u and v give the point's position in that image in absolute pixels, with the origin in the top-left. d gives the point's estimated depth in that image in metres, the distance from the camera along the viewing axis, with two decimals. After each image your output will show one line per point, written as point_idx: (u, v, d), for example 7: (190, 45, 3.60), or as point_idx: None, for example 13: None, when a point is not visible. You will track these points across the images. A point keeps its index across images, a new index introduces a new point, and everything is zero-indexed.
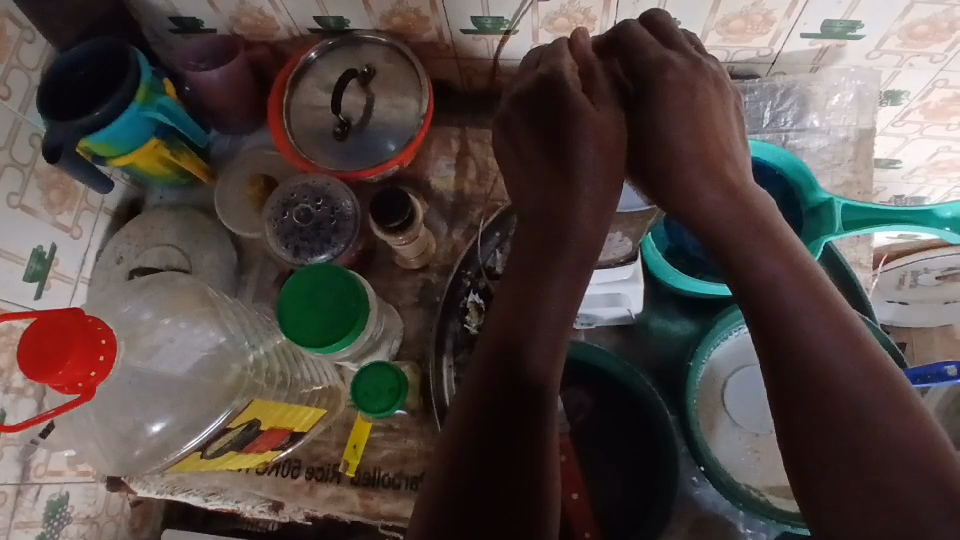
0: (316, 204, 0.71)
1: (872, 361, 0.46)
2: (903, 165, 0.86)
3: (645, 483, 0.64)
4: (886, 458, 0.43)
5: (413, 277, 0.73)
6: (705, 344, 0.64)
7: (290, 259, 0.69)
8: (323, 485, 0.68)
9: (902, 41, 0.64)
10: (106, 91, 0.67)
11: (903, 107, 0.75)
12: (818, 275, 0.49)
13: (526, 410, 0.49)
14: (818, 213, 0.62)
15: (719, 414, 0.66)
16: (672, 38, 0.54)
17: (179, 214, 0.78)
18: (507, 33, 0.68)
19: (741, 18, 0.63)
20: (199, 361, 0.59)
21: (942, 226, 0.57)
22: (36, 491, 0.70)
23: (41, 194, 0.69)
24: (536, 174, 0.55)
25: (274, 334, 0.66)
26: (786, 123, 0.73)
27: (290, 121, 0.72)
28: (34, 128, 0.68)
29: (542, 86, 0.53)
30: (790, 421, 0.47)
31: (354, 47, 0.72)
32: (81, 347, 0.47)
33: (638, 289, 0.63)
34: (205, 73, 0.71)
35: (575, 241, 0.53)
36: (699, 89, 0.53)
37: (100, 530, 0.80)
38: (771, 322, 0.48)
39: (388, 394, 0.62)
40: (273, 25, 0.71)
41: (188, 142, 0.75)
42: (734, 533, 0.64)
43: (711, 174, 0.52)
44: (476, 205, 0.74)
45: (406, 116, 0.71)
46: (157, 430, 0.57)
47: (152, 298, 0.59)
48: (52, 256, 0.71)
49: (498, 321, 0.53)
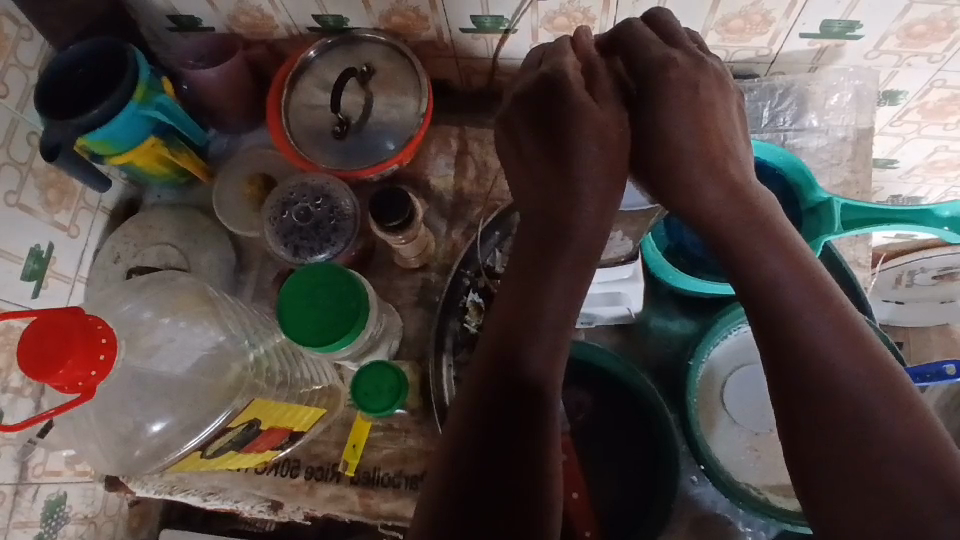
0: (316, 203, 0.70)
1: (873, 360, 0.46)
2: (901, 165, 0.87)
3: (644, 481, 0.64)
4: (888, 456, 0.44)
5: (413, 276, 0.73)
6: (704, 343, 0.64)
7: (289, 259, 0.69)
8: (322, 485, 0.68)
9: (900, 41, 0.65)
10: (105, 89, 0.67)
11: (901, 106, 0.75)
12: (820, 273, 0.50)
13: (528, 408, 0.49)
14: (818, 212, 0.62)
15: (719, 413, 0.66)
16: (675, 36, 0.54)
17: (177, 214, 0.78)
18: (507, 32, 0.68)
19: (740, 18, 0.64)
20: (199, 361, 0.58)
21: (941, 226, 0.57)
22: (34, 491, 0.70)
23: (39, 194, 0.68)
24: (536, 173, 0.55)
25: (273, 334, 0.66)
26: (785, 122, 0.74)
27: (289, 120, 0.72)
28: (32, 127, 0.67)
29: (543, 85, 0.53)
30: (791, 419, 0.47)
31: (353, 46, 0.71)
32: (80, 347, 0.46)
33: (638, 289, 0.63)
34: (203, 72, 0.71)
35: (576, 240, 0.53)
36: (703, 87, 0.52)
37: (98, 530, 0.80)
38: (773, 320, 0.49)
39: (388, 393, 0.61)
40: (271, 24, 0.71)
41: (187, 141, 0.75)
42: (733, 532, 0.64)
43: (713, 173, 0.52)
44: (476, 204, 0.74)
45: (405, 115, 0.71)
46: (157, 431, 0.57)
47: (151, 298, 0.59)
48: (49, 256, 0.71)
49: (499, 319, 0.53)
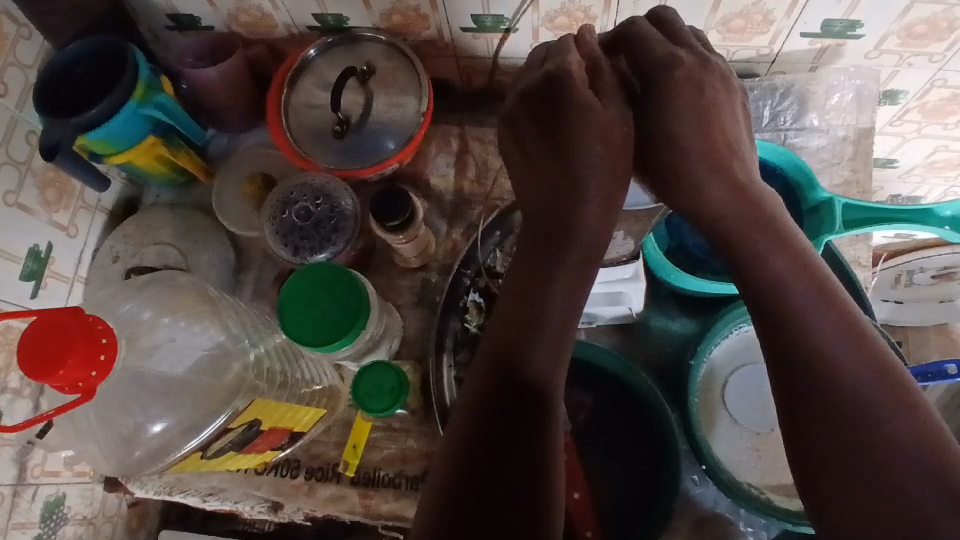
0: (316, 203, 0.70)
1: (876, 360, 0.46)
2: (900, 165, 0.87)
3: (645, 482, 0.64)
4: (890, 456, 0.43)
5: (413, 276, 0.73)
6: (705, 343, 0.64)
7: (289, 258, 0.69)
8: (323, 486, 0.68)
9: (901, 40, 0.64)
10: (104, 88, 0.67)
11: (901, 106, 0.75)
12: (824, 272, 0.49)
13: (530, 409, 0.49)
14: (819, 212, 0.62)
15: (719, 413, 0.66)
16: (679, 35, 0.54)
17: (176, 213, 0.77)
18: (507, 31, 0.68)
19: (741, 17, 0.63)
20: (199, 361, 0.58)
21: (942, 225, 0.57)
22: (32, 492, 0.69)
23: (37, 193, 0.68)
24: (538, 172, 0.55)
25: (273, 334, 0.66)
26: (785, 122, 0.74)
27: (289, 119, 0.71)
28: (31, 126, 0.67)
29: (545, 83, 0.53)
30: (794, 418, 0.47)
31: (353, 45, 0.71)
32: (81, 347, 0.46)
33: (639, 288, 0.63)
34: (203, 71, 0.70)
35: (579, 239, 0.53)
36: (707, 86, 0.52)
37: (96, 531, 0.80)
38: (776, 319, 0.48)
39: (389, 394, 0.61)
40: (271, 23, 0.71)
41: (186, 141, 0.74)
42: (734, 532, 0.64)
43: (717, 171, 0.52)
44: (476, 204, 0.74)
45: (405, 114, 0.71)
46: (158, 432, 0.56)
47: (151, 298, 0.59)
48: (48, 255, 0.71)
49: (502, 319, 0.53)
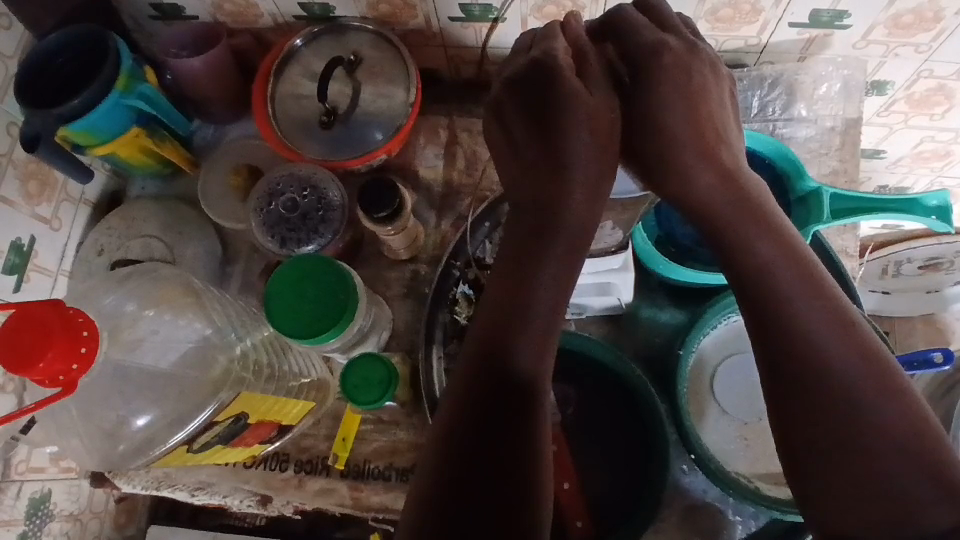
0: (301, 194, 0.70)
1: (864, 345, 0.47)
2: (887, 155, 0.87)
3: (634, 472, 0.64)
4: (877, 444, 0.44)
5: (402, 268, 0.72)
6: (694, 333, 0.63)
7: (276, 250, 0.69)
8: (312, 479, 0.68)
9: (888, 31, 0.64)
10: (87, 79, 0.66)
11: (888, 96, 0.75)
12: (810, 257, 0.50)
13: (519, 399, 0.49)
14: (806, 202, 0.62)
15: (709, 403, 0.66)
16: (668, 22, 0.54)
17: (162, 206, 0.77)
18: (495, 21, 0.67)
19: (729, 7, 0.63)
20: (184, 353, 0.57)
21: (928, 214, 0.57)
22: (16, 489, 0.69)
23: (18, 185, 0.67)
24: (526, 162, 0.54)
25: (260, 327, 0.66)
26: (774, 111, 0.73)
27: (275, 109, 0.70)
28: (12, 117, 0.66)
29: (534, 71, 0.53)
30: (782, 408, 0.47)
31: (339, 35, 0.71)
32: (61, 339, 0.45)
33: (628, 278, 0.63)
34: (185, 61, 0.69)
35: (567, 227, 0.53)
36: (695, 72, 0.52)
37: (83, 528, 0.79)
38: (764, 309, 0.48)
39: (378, 385, 0.61)
40: (256, 12, 0.70)
41: (171, 132, 0.74)
42: (723, 521, 0.64)
43: (705, 159, 0.52)
44: (465, 195, 0.73)
45: (392, 104, 0.70)
46: (141, 426, 0.56)
47: (134, 290, 0.58)
48: (31, 248, 0.69)
49: (490, 307, 0.53)
